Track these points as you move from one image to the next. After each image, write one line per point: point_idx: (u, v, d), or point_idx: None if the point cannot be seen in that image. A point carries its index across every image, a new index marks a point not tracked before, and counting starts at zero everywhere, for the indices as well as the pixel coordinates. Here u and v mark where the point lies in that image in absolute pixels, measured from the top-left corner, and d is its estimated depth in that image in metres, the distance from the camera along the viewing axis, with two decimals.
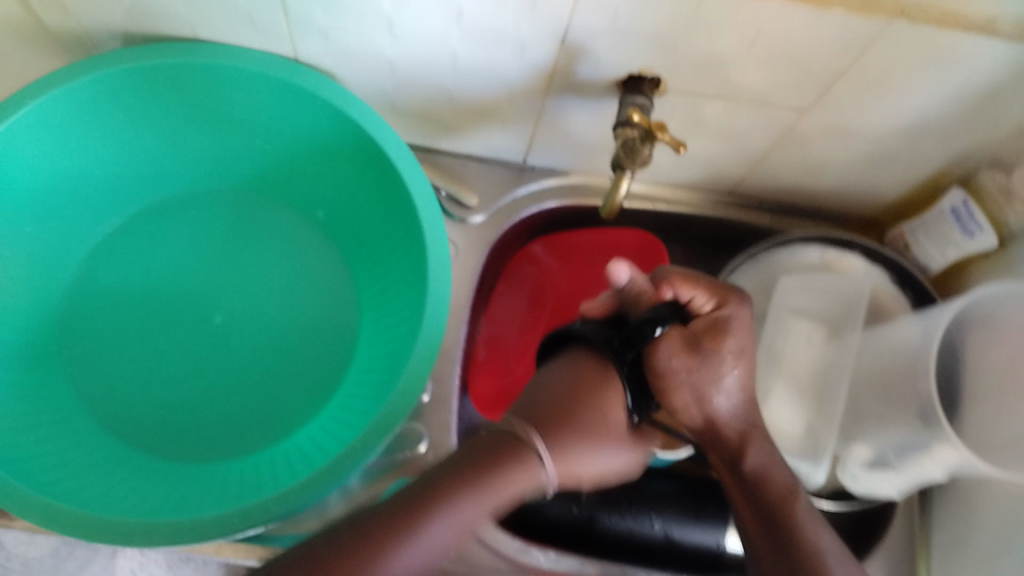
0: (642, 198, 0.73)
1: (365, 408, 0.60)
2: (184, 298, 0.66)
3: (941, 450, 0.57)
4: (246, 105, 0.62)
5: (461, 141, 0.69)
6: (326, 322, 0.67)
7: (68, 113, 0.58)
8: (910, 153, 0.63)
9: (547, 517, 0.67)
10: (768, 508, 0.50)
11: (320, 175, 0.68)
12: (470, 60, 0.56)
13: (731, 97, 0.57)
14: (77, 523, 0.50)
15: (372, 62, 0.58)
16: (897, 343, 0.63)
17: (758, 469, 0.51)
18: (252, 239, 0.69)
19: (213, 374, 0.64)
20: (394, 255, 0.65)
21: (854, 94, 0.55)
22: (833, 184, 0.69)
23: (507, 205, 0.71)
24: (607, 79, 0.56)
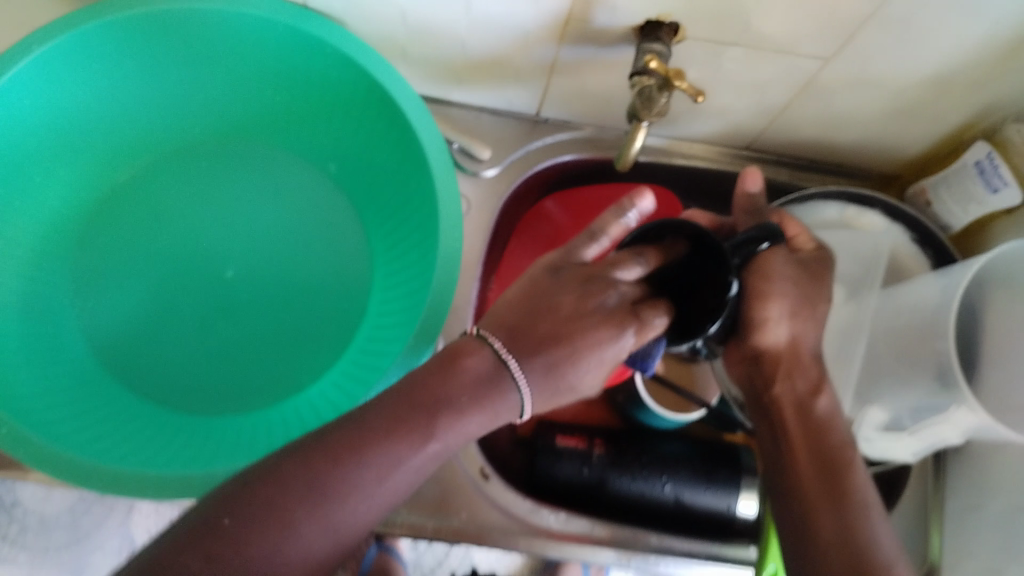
0: (659, 152, 0.72)
1: (375, 362, 0.60)
2: (193, 251, 0.66)
3: (957, 413, 0.56)
4: (253, 52, 0.61)
5: (474, 93, 0.68)
6: (337, 276, 0.66)
7: (72, 61, 0.57)
8: (934, 105, 0.61)
9: (559, 479, 0.66)
10: (825, 457, 0.50)
11: (331, 127, 0.67)
12: (483, 6, 0.55)
13: (751, 45, 0.55)
14: (87, 475, 0.50)
15: (383, 9, 0.57)
16: (918, 301, 0.61)
17: (826, 411, 0.53)
18: (262, 191, 0.68)
19: (222, 327, 0.64)
20: (406, 208, 0.64)
21: (879, 43, 0.54)
22: (854, 138, 0.68)
23: (520, 158, 0.70)
24: (624, 25, 0.55)
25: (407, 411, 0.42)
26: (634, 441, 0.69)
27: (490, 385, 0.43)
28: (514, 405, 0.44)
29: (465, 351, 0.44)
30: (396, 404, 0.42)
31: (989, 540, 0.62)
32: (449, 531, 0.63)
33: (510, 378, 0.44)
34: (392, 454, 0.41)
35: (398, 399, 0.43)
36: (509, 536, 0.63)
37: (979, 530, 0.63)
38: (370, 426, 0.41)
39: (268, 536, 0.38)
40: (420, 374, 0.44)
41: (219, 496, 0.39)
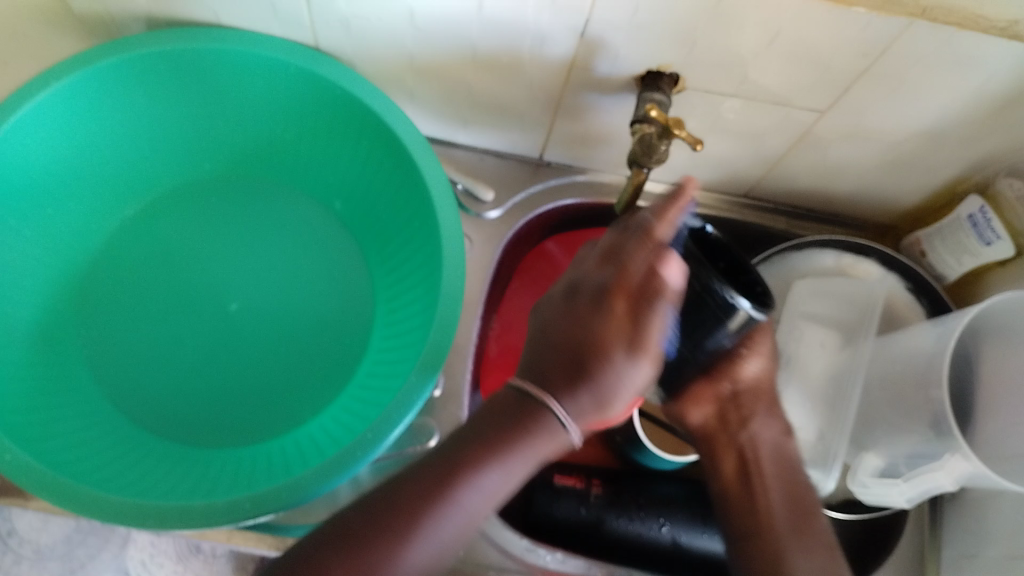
0: (658, 198, 0.73)
1: (377, 398, 0.60)
2: (199, 285, 0.67)
3: (951, 461, 0.56)
4: (265, 93, 0.62)
5: (479, 135, 0.69)
6: (341, 312, 0.67)
7: (90, 95, 0.58)
8: (928, 158, 0.62)
9: (557, 519, 0.67)
10: (786, 491, 0.56)
11: (338, 165, 0.68)
12: (489, 53, 0.56)
13: (749, 96, 0.57)
14: (84, 500, 0.51)
15: (391, 53, 0.59)
16: (911, 349, 0.62)
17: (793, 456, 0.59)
18: (269, 226, 0.69)
19: (225, 362, 0.65)
20: (409, 248, 0.65)
21: (874, 97, 0.55)
22: (850, 188, 0.69)
23: (522, 200, 0.72)
24: (626, 75, 0.56)
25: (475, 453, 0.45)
26: (633, 481, 0.69)
27: (544, 427, 0.44)
28: (557, 441, 0.44)
29: (517, 403, 0.45)
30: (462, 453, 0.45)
31: None
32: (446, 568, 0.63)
33: (553, 414, 0.44)
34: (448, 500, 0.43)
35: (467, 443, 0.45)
36: (506, 574, 0.63)
37: None
38: (426, 481, 0.44)
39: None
40: (480, 420, 0.46)
41: (322, 534, 0.43)
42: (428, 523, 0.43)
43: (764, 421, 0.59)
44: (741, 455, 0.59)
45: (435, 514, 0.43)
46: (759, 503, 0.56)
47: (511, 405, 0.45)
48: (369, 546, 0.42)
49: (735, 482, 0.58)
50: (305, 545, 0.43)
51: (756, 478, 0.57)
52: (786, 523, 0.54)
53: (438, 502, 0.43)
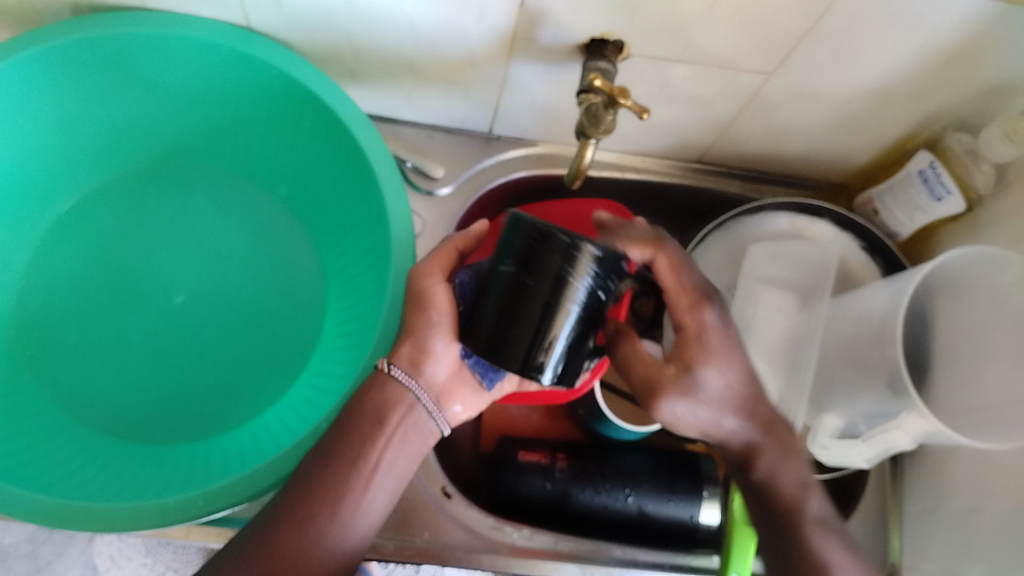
0: (611, 167, 0.72)
1: (330, 386, 0.59)
2: (145, 279, 0.65)
3: (908, 420, 0.56)
4: (200, 77, 0.60)
5: (424, 110, 0.68)
6: (292, 299, 0.66)
7: (12, 87, 0.56)
8: (877, 115, 0.62)
9: (522, 495, 0.66)
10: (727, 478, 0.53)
11: (279, 148, 0.66)
12: (428, 26, 0.55)
13: (696, 61, 0.56)
14: (32, 508, 0.50)
15: (328, 30, 0.57)
16: (866, 309, 0.62)
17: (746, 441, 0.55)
18: (213, 214, 0.67)
19: (174, 357, 0.63)
20: (356, 230, 0.63)
21: (821, 57, 0.55)
22: (802, 149, 0.69)
23: (473, 176, 0.70)
24: (570, 44, 0.55)
25: (325, 466, 0.47)
26: (596, 453, 0.69)
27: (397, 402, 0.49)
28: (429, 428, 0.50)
29: (377, 382, 0.49)
30: (318, 464, 0.48)
31: (948, 541, 0.63)
32: (411, 551, 0.62)
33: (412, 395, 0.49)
34: (325, 506, 0.46)
35: (320, 459, 0.48)
36: (473, 553, 0.62)
37: (937, 534, 0.64)
38: (292, 502, 0.46)
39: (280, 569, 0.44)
40: (334, 432, 0.49)
41: (217, 561, 0.45)
42: (300, 530, 0.46)
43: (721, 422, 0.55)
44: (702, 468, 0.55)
45: (312, 522, 0.46)
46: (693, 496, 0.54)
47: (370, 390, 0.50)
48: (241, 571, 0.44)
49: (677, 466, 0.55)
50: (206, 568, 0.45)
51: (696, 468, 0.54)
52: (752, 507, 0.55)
53: (300, 523, 0.46)
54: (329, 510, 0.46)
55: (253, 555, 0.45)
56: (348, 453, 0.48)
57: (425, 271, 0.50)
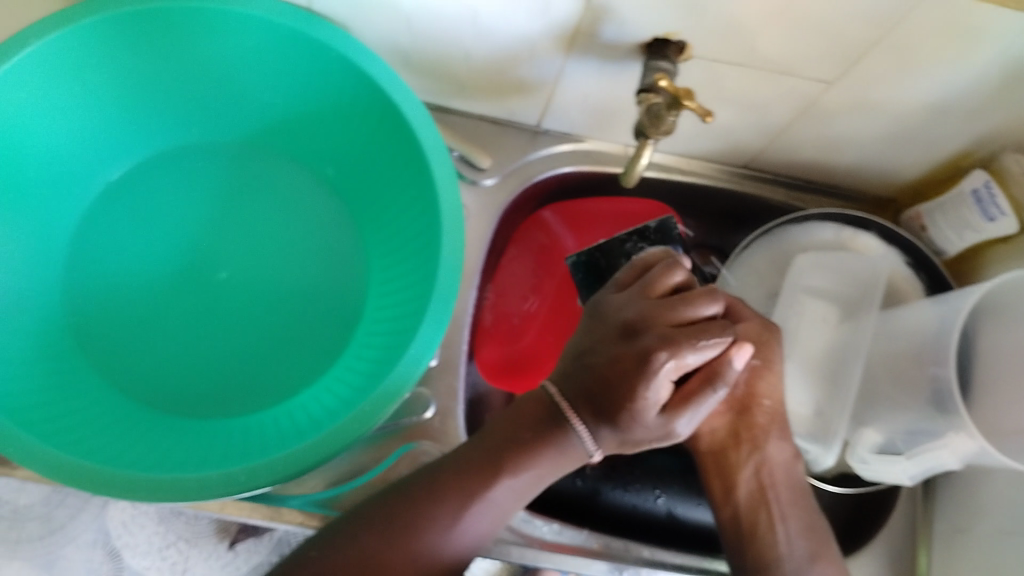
0: (657, 168, 0.72)
1: (371, 369, 0.59)
2: (189, 254, 0.65)
3: (956, 438, 0.55)
4: (256, 56, 0.60)
5: (475, 100, 0.67)
6: (334, 283, 0.66)
7: (73, 55, 0.56)
8: (935, 130, 0.61)
9: (552, 489, 0.66)
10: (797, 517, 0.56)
11: (329, 129, 0.66)
12: (491, 16, 0.54)
13: (755, 65, 0.56)
14: (75, 472, 0.49)
15: (389, 15, 0.57)
16: (915, 326, 0.61)
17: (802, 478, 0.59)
18: (258, 195, 0.68)
19: (215, 333, 0.63)
20: (404, 217, 0.63)
21: (885, 68, 0.54)
22: (853, 160, 0.68)
23: (519, 169, 0.70)
24: (632, 42, 0.55)
25: (483, 443, 0.53)
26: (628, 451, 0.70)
27: (566, 449, 0.51)
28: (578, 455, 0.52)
29: (538, 404, 0.53)
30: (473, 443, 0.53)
31: (978, 564, 0.62)
32: None
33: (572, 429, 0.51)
34: (470, 508, 0.50)
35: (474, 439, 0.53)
36: (501, 544, 0.61)
37: (966, 556, 0.64)
38: (439, 480, 0.51)
39: (402, 552, 0.48)
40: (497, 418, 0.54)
41: (352, 514, 0.51)
42: (450, 522, 0.50)
43: (771, 428, 0.58)
44: (756, 478, 0.57)
45: (460, 520, 0.50)
46: (773, 541, 0.55)
47: (536, 427, 0.52)
48: (384, 542, 0.48)
49: (747, 506, 0.57)
50: (324, 536, 0.50)
51: (771, 505, 0.56)
52: (788, 495, 0.57)
53: (454, 509, 0.50)
54: (455, 511, 0.50)
55: (378, 525, 0.49)
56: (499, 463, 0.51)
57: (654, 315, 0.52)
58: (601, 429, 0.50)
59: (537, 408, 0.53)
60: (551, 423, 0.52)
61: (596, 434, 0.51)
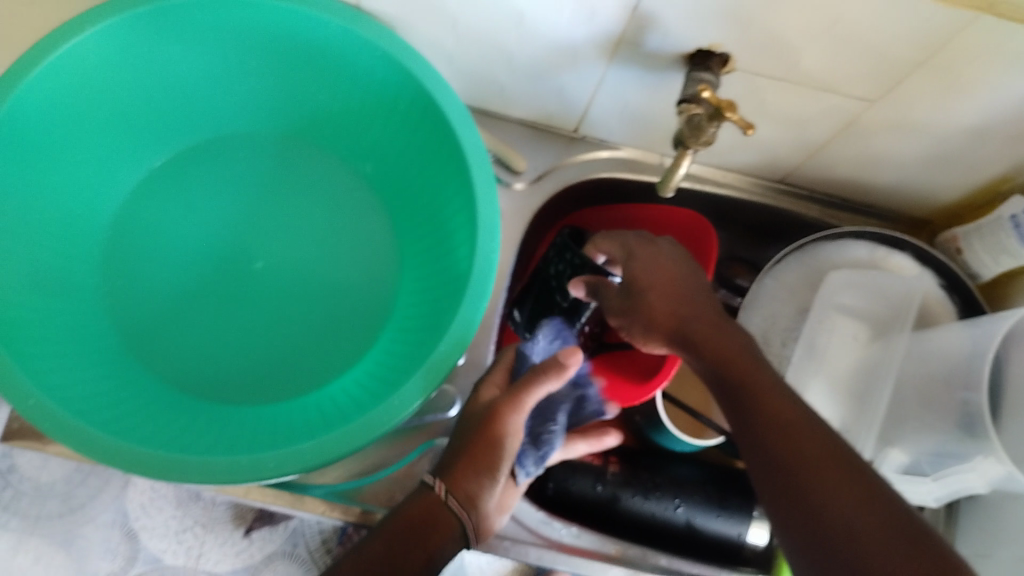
0: (693, 178, 0.72)
1: (399, 363, 0.59)
2: (224, 242, 0.66)
3: (982, 464, 0.55)
4: (302, 53, 0.61)
5: (514, 103, 0.68)
6: (368, 277, 0.66)
7: (127, 41, 0.57)
8: (976, 154, 0.61)
9: (572, 494, 0.67)
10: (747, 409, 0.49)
11: (371, 126, 0.66)
12: (535, 22, 0.55)
13: (797, 82, 0.56)
14: (109, 453, 0.49)
15: (435, 17, 0.57)
16: (946, 348, 0.60)
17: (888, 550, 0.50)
18: (292, 189, 0.68)
19: (250, 322, 0.64)
20: (440, 216, 0.64)
21: (928, 89, 0.54)
22: (890, 179, 0.68)
23: (554, 176, 0.71)
24: (676, 52, 0.55)
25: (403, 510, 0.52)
26: (647, 462, 0.70)
27: (427, 503, 0.52)
28: (447, 514, 0.52)
29: (419, 495, 0.53)
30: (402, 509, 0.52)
31: None
32: None
33: (434, 491, 0.52)
34: (388, 530, 0.51)
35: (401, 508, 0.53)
36: (519, 544, 0.62)
37: None
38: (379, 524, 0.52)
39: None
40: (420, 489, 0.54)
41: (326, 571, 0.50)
42: (371, 549, 0.50)
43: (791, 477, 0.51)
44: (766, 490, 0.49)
45: (375, 542, 0.50)
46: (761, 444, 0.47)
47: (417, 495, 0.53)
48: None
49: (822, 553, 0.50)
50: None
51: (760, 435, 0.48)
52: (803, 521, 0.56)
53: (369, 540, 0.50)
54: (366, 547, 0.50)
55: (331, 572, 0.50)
56: (394, 517, 0.52)
57: (501, 406, 0.55)
58: (459, 485, 0.53)
59: (426, 492, 0.53)
60: (424, 490, 0.53)
61: (455, 485, 0.53)
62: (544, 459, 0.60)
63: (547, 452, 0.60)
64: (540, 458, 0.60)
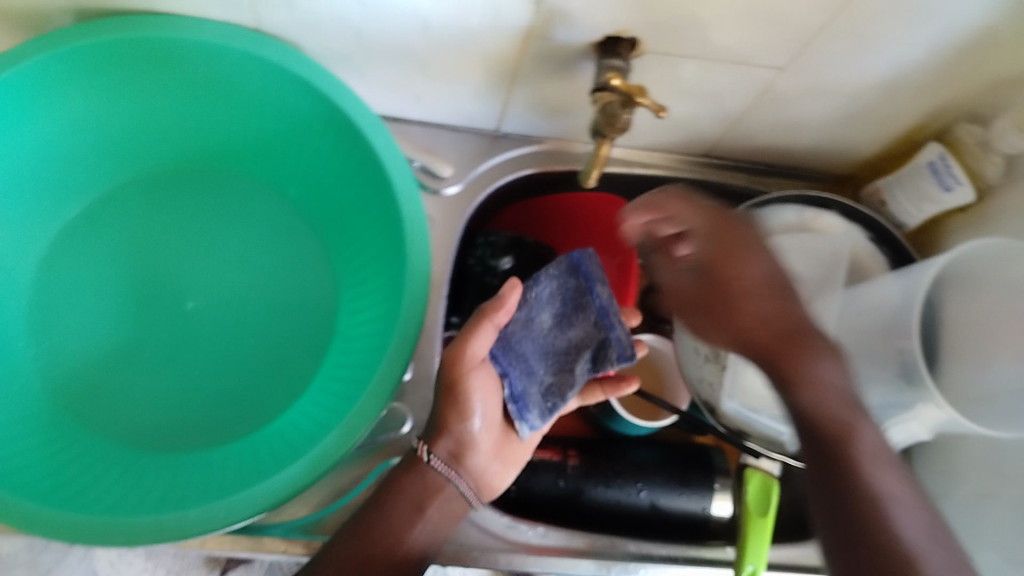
0: (619, 162, 0.72)
1: (344, 389, 0.58)
2: (151, 286, 0.64)
3: (925, 410, 0.56)
4: (211, 83, 0.60)
5: (432, 109, 0.67)
6: (303, 303, 0.65)
7: (26, 91, 0.55)
8: (889, 106, 0.62)
9: (535, 494, 0.67)
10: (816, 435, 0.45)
11: (288, 149, 0.65)
12: (441, 26, 0.54)
13: (708, 56, 0.56)
14: (51, 526, 0.48)
15: (339, 32, 0.56)
16: (878, 301, 0.62)
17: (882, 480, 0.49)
18: (216, 221, 0.67)
19: (187, 366, 0.62)
20: (367, 234, 0.63)
21: (835, 49, 0.55)
22: (810, 140, 0.69)
23: (481, 175, 0.70)
24: (585, 40, 0.55)
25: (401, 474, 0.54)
26: (607, 449, 0.71)
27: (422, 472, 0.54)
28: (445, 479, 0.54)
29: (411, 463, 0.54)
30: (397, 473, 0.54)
31: (957, 530, 0.63)
32: None
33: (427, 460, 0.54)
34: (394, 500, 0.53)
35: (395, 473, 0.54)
36: (487, 553, 0.62)
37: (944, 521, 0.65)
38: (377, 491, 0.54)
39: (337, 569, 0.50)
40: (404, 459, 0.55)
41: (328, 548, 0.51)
42: (380, 529, 0.52)
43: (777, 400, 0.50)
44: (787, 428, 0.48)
45: (385, 520, 0.52)
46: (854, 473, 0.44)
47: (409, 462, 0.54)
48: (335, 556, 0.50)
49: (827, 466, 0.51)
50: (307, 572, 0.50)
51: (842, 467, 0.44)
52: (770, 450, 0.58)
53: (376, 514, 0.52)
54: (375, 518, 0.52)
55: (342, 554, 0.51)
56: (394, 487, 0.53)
57: (452, 358, 0.54)
58: (443, 445, 0.55)
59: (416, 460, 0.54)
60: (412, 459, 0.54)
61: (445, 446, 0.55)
62: (552, 413, 0.58)
63: (555, 405, 0.59)
64: (546, 411, 0.58)
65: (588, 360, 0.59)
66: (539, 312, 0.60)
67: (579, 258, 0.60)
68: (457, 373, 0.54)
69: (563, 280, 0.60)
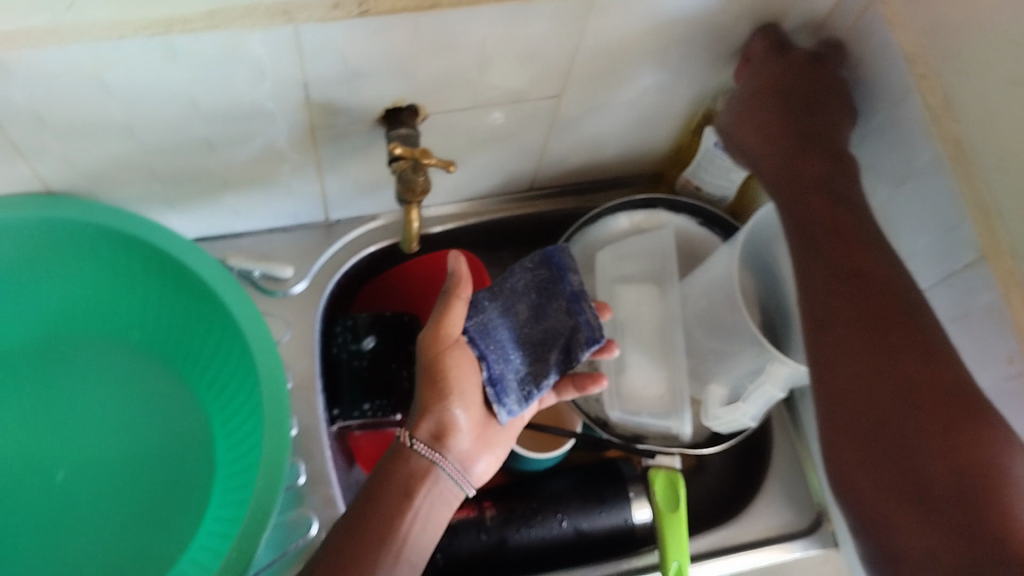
0: (453, 217, 0.74)
1: (233, 514, 0.58)
2: (16, 467, 0.62)
3: (772, 368, 0.58)
4: (24, 255, 0.60)
5: (255, 218, 0.68)
6: (178, 441, 0.65)
7: None
8: (673, 103, 0.66)
9: (460, 556, 0.66)
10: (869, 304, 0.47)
11: (121, 296, 0.65)
12: (226, 144, 0.55)
13: (489, 103, 0.58)
14: None
15: (130, 174, 0.57)
16: (710, 279, 0.64)
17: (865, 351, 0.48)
18: (68, 385, 0.66)
19: (72, 537, 0.61)
20: (221, 356, 0.64)
21: (598, 68, 0.58)
22: (618, 150, 0.72)
23: (325, 266, 0.71)
24: (367, 119, 0.56)
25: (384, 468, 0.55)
26: (520, 490, 0.70)
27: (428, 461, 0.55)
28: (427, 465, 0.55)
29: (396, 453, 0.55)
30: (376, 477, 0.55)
31: None
32: None
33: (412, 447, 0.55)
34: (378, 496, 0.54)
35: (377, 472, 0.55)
36: None
37: None
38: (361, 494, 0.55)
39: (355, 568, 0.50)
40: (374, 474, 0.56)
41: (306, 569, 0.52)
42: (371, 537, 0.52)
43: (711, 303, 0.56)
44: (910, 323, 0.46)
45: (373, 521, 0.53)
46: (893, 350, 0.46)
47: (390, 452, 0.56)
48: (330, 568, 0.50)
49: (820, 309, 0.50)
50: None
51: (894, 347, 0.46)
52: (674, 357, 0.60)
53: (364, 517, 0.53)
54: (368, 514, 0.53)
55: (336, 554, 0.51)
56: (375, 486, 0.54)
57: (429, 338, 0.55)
58: (422, 430, 0.55)
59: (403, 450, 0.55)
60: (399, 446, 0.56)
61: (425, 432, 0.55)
62: (529, 399, 0.58)
63: (531, 392, 0.58)
64: (523, 398, 0.58)
65: (560, 349, 0.59)
66: (515, 303, 0.60)
67: (551, 251, 0.61)
68: (435, 354, 0.55)
69: (537, 271, 0.61)
